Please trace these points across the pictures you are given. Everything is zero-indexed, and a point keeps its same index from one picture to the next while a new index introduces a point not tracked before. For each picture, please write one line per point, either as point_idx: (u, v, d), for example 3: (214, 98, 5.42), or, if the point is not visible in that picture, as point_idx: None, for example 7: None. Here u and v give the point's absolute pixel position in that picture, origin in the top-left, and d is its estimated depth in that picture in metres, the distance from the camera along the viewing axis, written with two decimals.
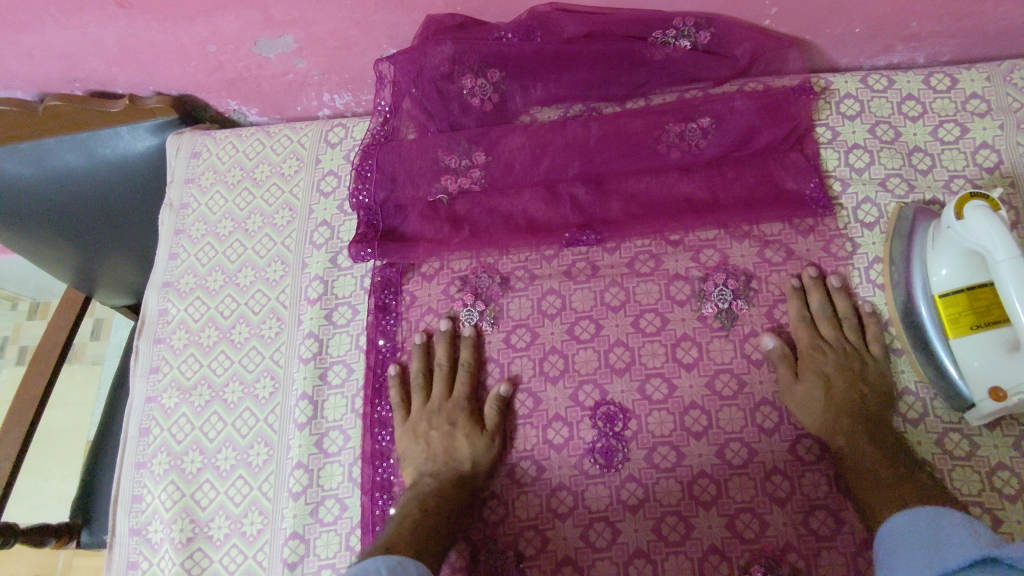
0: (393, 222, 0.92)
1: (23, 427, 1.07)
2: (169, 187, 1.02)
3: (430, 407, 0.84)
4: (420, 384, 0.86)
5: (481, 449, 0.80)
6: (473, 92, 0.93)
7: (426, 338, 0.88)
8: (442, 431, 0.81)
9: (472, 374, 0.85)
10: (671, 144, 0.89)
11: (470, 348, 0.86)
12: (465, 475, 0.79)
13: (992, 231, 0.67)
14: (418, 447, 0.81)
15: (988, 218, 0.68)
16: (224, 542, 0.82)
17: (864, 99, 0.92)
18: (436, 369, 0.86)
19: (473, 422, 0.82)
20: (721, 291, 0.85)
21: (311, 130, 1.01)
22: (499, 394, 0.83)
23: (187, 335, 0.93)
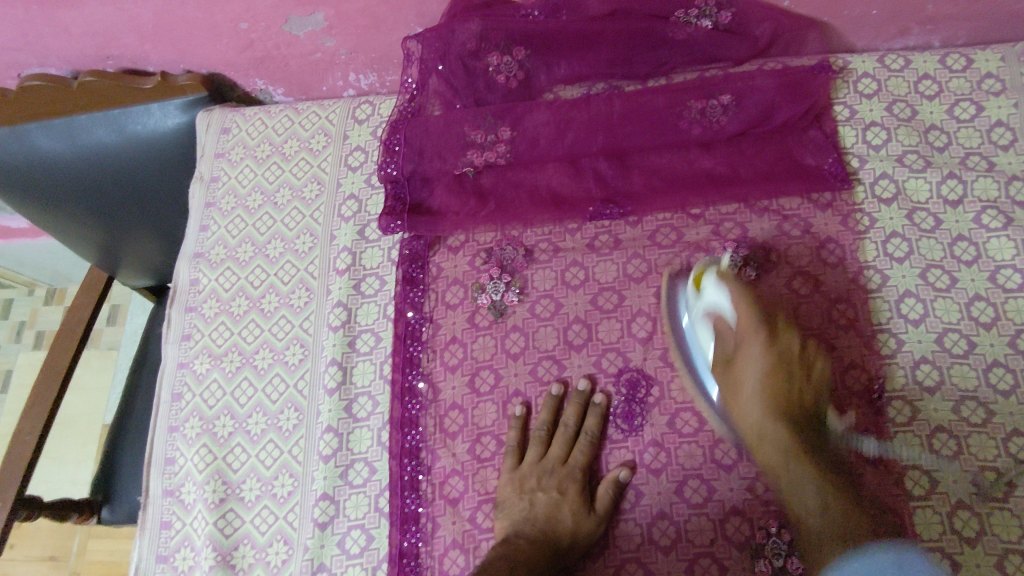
0: (420, 196, 0.95)
1: (48, 403, 1.08)
2: (198, 161, 1.04)
3: (545, 464, 0.81)
4: (541, 437, 0.83)
5: (583, 529, 0.76)
6: (498, 69, 0.95)
7: (562, 390, 0.84)
8: (549, 496, 0.79)
9: (594, 444, 0.81)
10: (692, 121, 0.91)
11: (599, 420, 0.82)
12: (558, 549, 0.76)
13: (726, 297, 0.83)
14: (520, 503, 0.78)
15: (722, 288, 0.83)
16: (256, 503, 0.84)
17: (881, 79, 0.94)
18: (561, 428, 0.82)
19: (585, 498, 0.78)
20: (733, 257, 0.87)
21: (339, 107, 1.03)
22: (616, 477, 0.79)
23: (218, 304, 0.95)
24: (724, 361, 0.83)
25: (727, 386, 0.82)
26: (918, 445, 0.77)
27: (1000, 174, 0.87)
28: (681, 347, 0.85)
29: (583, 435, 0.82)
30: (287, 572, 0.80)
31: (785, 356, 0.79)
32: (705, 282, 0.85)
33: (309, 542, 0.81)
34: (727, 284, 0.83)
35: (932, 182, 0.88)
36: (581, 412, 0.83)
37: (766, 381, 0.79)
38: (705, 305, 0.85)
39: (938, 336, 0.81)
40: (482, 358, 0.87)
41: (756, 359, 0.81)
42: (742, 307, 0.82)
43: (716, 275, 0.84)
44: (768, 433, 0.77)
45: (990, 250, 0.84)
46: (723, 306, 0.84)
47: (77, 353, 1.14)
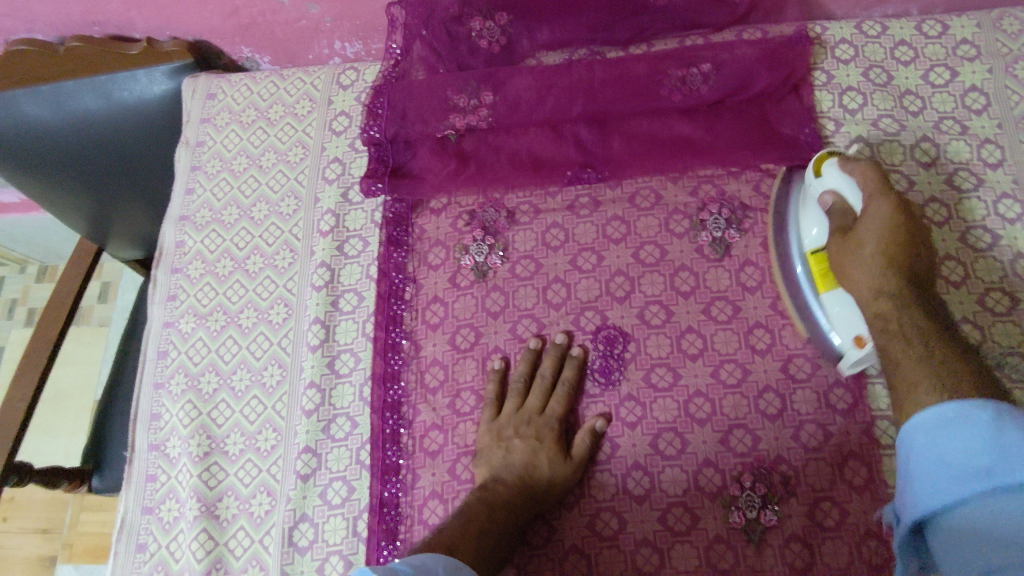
0: (402, 158, 0.96)
1: (38, 371, 1.09)
2: (184, 127, 1.05)
3: (522, 414, 0.82)
4: (517, 389, 0.84)
5: (560, 477, 0.78)
6: (481, 34, 0.97)
7: (539, 344, 0.86)
8: (527, 443, 0.79)
9: (570, 395, 0.83)
10: (673, 89, 0.92)
11: (575, 372, 0.84)
12: (536, 495, 0.77)
13: (852, 185, 0.76)
14: (497, 451, 0.79)
15: (847, 178, 0.76)
16: (240, 457, 0.85)
17: (858, 45, 0.95)
18: (538, 379, 0.84)
19: (562, 446, 0.80)
20: (715, 219, 0.89)
21: (323, 73, 1.04)
22: (593, 427, 0.81)
23: (203, 265, 0.96)
24: (840, 230, 0.76)
25: (839, 251, 0.75)
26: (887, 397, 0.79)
27: (973, 137, 0.89)
28: (791, 280, 0.83)
29: (561, 385, 0.83)
30: (270, 522, 0.82)
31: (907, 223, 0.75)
32: (825, 167, 0.78)
33: (291, 493, 0.82)
34: (852, 166, 0.76)
35: (906, 145, 0.90)
36: (557, 364, 0.84)
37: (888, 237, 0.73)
38: (825, 187, 0.78)
39: None
40: (464, 317, 0.88)
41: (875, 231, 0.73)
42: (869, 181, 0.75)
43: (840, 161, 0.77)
44: (879, 281, 0.72)
45: (961, 211, 0.86)
46: (845, 188, 0.77)
47: (67, 321, 1.15)
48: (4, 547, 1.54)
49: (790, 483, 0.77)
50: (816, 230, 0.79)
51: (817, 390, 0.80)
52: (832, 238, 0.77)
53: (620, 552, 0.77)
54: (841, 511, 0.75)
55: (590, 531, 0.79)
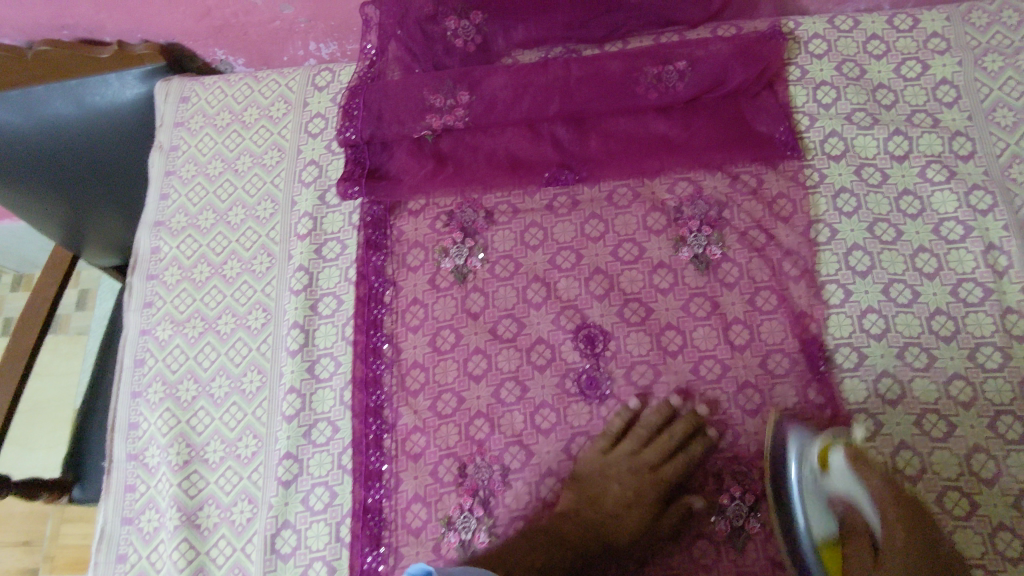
0: (379, 160, 0.95)
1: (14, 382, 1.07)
2: (158, 131, 1.04)
3: (640, 462, 0.81)
4: (646, 436, 0.82)
5: (637, 534, 0.78)
6: (456, 33, 0.97)
7: (682, 400, 0.82)
8: (622, 493, 0.81)
9: (686, 457, 0.80)
10: (649, 86, 0.93)
11: (690, 427, 0.80)
12: (610, 544, 0.78)
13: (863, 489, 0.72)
14: (596, 498, 0.81)
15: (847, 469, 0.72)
16: (220, 464, 0.85)
17: (832, 39, 0.96)
18: (667, 435, 0.81)
19: (656, 509, 0.79)
20: (695, 235, 0.89)
21: (298, 75, 1.03)
22: (688, 501, 0.78)
23: (180, 271, 0.95)
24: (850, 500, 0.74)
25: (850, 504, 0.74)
26: (864, 389, 0.80)
27: (945, 130, 0.90)
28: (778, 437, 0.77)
29: (671, 444, 0.80)
30: (251, 530, 0.81)
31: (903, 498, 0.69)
32: (833, 459, 0.74)
33: (273, 500, 0.82)
34: (860, 470, 0.71)
35: (879, 139, 0.91)
36: (690, 429, 0.80)
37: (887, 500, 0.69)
38: (831, 482, 0.75)
39: (884, 286, 0.84)
40: (444, 319, 0.88)
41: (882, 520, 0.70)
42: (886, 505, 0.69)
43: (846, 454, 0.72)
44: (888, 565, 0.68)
45: (934, 204, 0.87)
46: (856, 493, 0.73)
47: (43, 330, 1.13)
48: None
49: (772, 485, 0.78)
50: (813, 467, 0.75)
51: (795, 385, 0.81)
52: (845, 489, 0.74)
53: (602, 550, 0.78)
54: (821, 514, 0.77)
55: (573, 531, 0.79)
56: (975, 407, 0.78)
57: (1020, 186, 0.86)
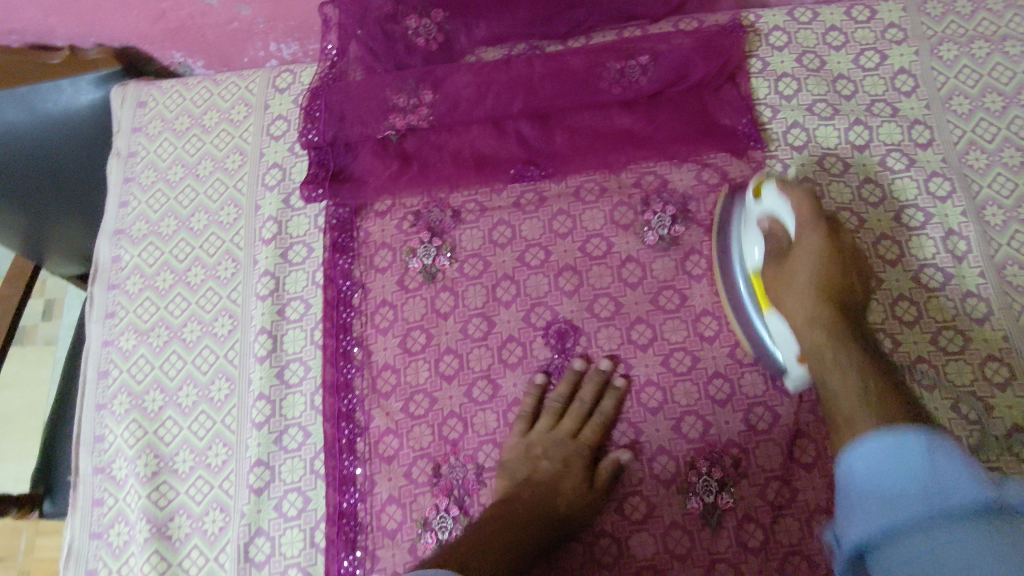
0: (343, 161, 0.94)
1: None
2: (114, 137, 1.02)
3: (557, 436, 0.81)
4: (556, 409, 0.83)
5: (580, 501, 0.77)
6: (417, 32, 0.96)
7: (583, 366, 0.84)
8: (552, 467, 0.79)
9: (606, 422, 0.82)
10: (612, 82, 0.93)
11: (600, 386, 0.83)
12: (554, 518, 0.77)
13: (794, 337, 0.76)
14: (523, 473, 0.79)
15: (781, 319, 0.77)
16: (191, 474, 0.83)
17: (791, 31, 0.97)
18: (577, 404, 0.83)
19: (586, 474, 0.79)
20: (660, 217, 0.90)
21: (259, 77, 1.02)
22: (617, 457, 0.80)
23: (142, 280, 0.93)
24: (776, 255, 0.79)
25: (773, 280, 0.78)
26: None
27: (903, 118, 0.92)
28: (735, 304, 0.83)
29: (587, 405, 0.83)
30: (224, 539, 0.81)
31: (842, 251, 0.76)
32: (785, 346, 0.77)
33: (245, 508, 0.81)
34: (789, 189, 0.78)
35: (840, 129, 0.92)
36: (598, 392, 0.83)
37: (822, 267, 0.75)
38: (764, 210, 0.80)
39: None
40: (414, 319, 0.88)
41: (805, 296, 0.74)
42: (806, 212, 0.77)
43: (778, 184, 0.79)
44: (813, 314, 0.73)
45: (894, 191, 0.89)
46: (781, 211, 0.79)
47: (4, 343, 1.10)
48: None
49: (742, 467, 0.79)
50: (756, 251, 0.81)
51: (763, 373, 0.82)
52: (772, 259, 0.79)
53: (579, 543, 0.79)
54: (792, 490, 0.77)
55: None
56: (939, 389, 0.80)
57: (977, 172, 0.88)
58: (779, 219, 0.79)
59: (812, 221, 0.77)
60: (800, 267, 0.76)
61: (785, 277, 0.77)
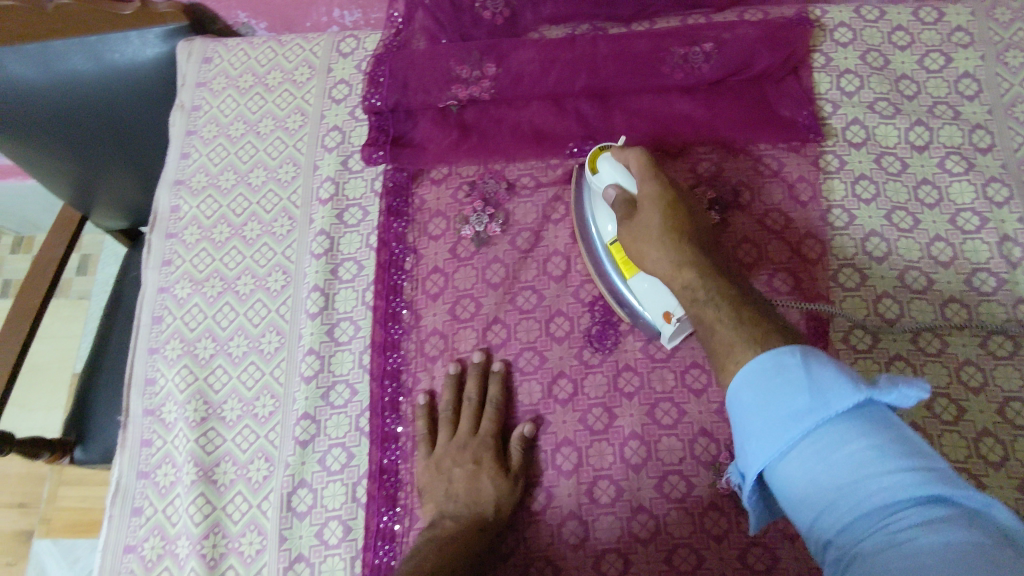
0: (403, 128, 0.96)
1: (19, 341, 1.07)
2: (179, 90, 1.03)
3: (457, 442, 0.82)
4: (449, 418, 0.84)
5: (503, 492, 0.78)
6: (484, 4, 0.97)
7: (460, 369, 0.85)
8: (466, 469, 0.80)
9: (499, 411, 0.83)
10: (675, 66, 0.93)
11: (481, 379, 0.84)
12: (489, 519, 0.77)
13: (625, 175, 0.82)
14: (440, 484, 0.79)
15: (618, 164, 0.82)
16: (237, 422, 0.85)
17: (857, 28, 0.97)
18: (466, 403, 0.84)
19: (500, 463, 0.80)
20: (702, 198, 0.91)
21: (323, 40, 1.03)
22: (523, 435, 0.82)
23: (199, 231, 0.95)
24: (631, 212, 0.80)
25: (629, 238, 0.80)
26: (876, 370, 0.82)
27: (965, 122, 0.91)
28: (596, 261, 0.85)
29: (476, 400, 0.84)
30: (268, 487, 0.82)
31: (676, 202, 0.79)
32: (602, 162, 0.84)
33: (290, 459, 0.83)
34: (622, 157, 0.82)
35: (900, 128, 0.92)
36: (482, 384, 0.84)
37: (663, 214, 0.78)
38: (603, 182, 0.84)
39: (899, 273, 0.85)
40: (464, 287, 0.89)
41: (655, 202, 0.78)
42: (642, 166, 0.80)
43: (614, 153, 0.83)
44: (662, 224, 0.77)
45: (952, 194, 0.88)
46: (620, 178, 0.82)
47: (47, 295, 1.12)
48: None
49: None
50: (609, 225, 0.83)
51: None
52: (622, 230, 0.81)
53: (617, 519, 0.79)
54: None
55: (587, 499, 0.80)
56: (985, 393, 0.80)
57: None
58: (623, 182, 0.82)
59: (661, 202, 0.78)
60: (646, 253, 0.78)
61: (641, 235, 0.78)
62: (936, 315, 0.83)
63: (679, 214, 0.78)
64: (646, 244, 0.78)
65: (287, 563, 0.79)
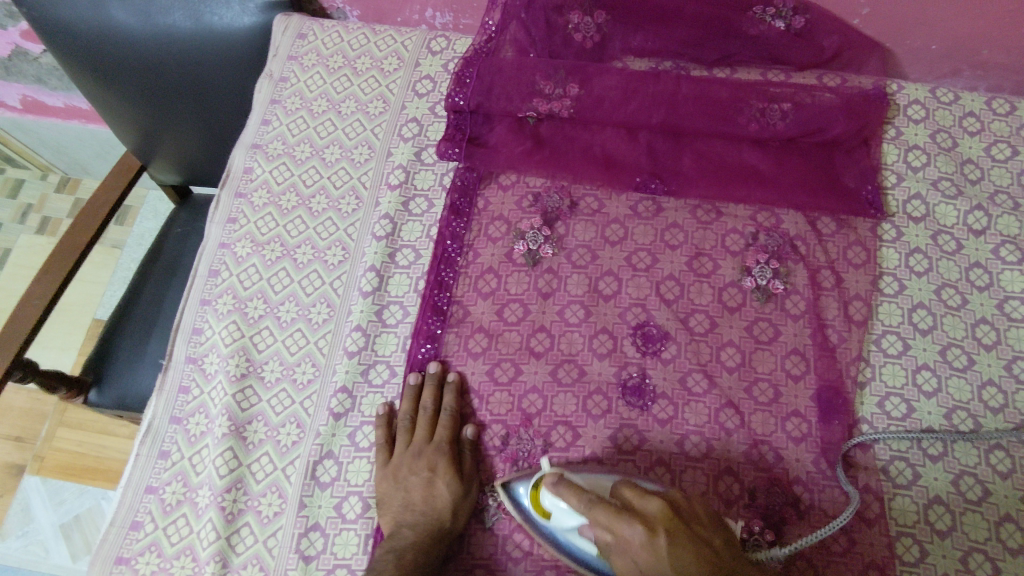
0: (480, 131, 0.99)
1: (61, 273, 1.07)
2: (270, 60, 1.09)
3: (414, 450, 0.82)
4: (405, 427, 0.84)
5: (458, 499, 0.79)
6: (577, 27, 1.01)
7: (419, 379, 0.86)
8: (421, 478, 0.80)
9: (454, 418, 0.83)
10: (751, 118, 0.96)
11: (437, 388, 0.85)
12: (445, 526, 0.78)
13: (570, 503, 0.71)
14: (397, 493, 0.79)
15: (563, 501, 0.72)
16: (276, 384, 0.87)
17: (930, 107, 1.00)
18: (421, 412, 0.84)
19: (455, 469, 0.80)
20: (761, 269, 0.91)
21: (416, 36, 1.08)
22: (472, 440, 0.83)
23: (268, 195, 0.98)
24: (607, 533, 0.68)
25: (608, 539, 0.68)
26: (907, 439, 0.83)
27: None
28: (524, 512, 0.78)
29: (432, 409, 0.84)
30: (295, 453, 0.83)
31: (678, 520, 0.66)
32: (544, 496, 0.74)
33: (321, 429, 0.84)
34: (565, 491, 0.72)
35: (960, 209, 0.94)
36: (437, 393, 0.85)
37: (672, 556, 0.63)
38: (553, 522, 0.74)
39: (942, 348, 0.87)
40: (514, 292, 0.90)
41: (645, 540, 0.65)
42: (597, 505, 0.69)
43: (552, 488, 0.73)
44: (671, 566, 0.63)
45: (1002, 281, 0.90)
46: (563, 509, 0.73)
47: (97, 232, 1.12)
48: None
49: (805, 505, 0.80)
50: (565, 520, 0.73)
51: (842, 422, 0.83)
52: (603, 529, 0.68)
53: None
54: (850, 539, 0.78)
55: None
56: (1012, 478, 0.80)
57: None
58: (587, 528, 0.71)
59: (652, 531, 0.65)
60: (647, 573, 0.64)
61: (632, 564, 0.65)
62: (973, 395, 0.84)
63: (682, 530, 0.66)
64: (640, 556, 0.65)
65: (303, 529, 0.80)
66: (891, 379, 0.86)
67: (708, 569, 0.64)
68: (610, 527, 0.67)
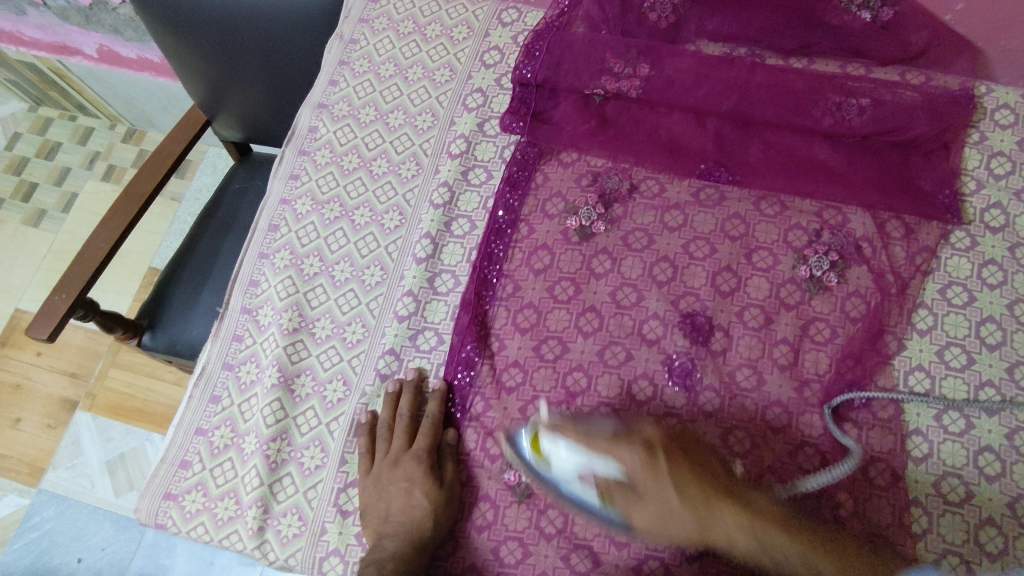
0: (544, 105, 0.98)
1: (125, 219, 1.11)
2: (341, 21, 1.10)
3: (392, 459, 0.81)
4: (383, 435, 0.83)
5: (438, 508, 0.77)
6: (653, 7, 0.99)
7: (396, 387, 0.85)
8: (400, 487, 0.78)
9: (434, 425, 0.82)
10: (826, 111, 0.93)
11: (416, 395, 0.84)
12: (425, 535, 0.76)
13: (580, 447, 0.75)
14: (378, 504, 0.78)
15: (571, 443, 0.75)
16: (326, 341, 0.89)
17: (1020, 112, 0.95)
18: (399, 419, 0.82)
19: (433, 477, 0.79)
20: (818, 258, 0.88)
21: (486, 6, 1.07)
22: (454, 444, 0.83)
23: (331, 155, 1.00)
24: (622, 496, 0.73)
25: (619, 493, 0.73)
26: (963, 456, 0.79)
27: None
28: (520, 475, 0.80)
29: (410, 416, 0.83)
30: (340, 410, 0.86)
31: (695, 480, 0.71)
32: (545, 441, 0.76)
33: (367, 389, 0.86)
34: (569, 437, 0.75)
35: None
36: (415, 402, 0.84)
37: (682, 508, 0.70)
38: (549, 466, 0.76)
39: (1009, 364, 0.83)
40: (566, 270, 0.90)
41: (664, 485, 0.71)
42: (602, 445, 0.74)
43: (551, 431, 0.76)
44: (677, 511, 0.70)
45: None
46: (582, 457, 0.74)
47: (160, 182, 1.15)
48: (30, 381, 1.58)
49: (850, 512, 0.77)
50: (561, 453, 0.75)
51: (893, 431, 0.81)
52: (614, 486, 0.74)
53: None
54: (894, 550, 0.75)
55: None
56: None
57: None
58: (593, 480, 0.74)
59: (653, 462, 0.72)
60: (664, 528, 0.72)
61: (650, 509, 0.72)
62: None
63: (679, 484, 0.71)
64: (654, 490, 0.72)
65: (342, 484, 0.82)
66: (951, 391, 0.82)
67: (719, 500, 0.70)
68: (620, 474, 0.73)
